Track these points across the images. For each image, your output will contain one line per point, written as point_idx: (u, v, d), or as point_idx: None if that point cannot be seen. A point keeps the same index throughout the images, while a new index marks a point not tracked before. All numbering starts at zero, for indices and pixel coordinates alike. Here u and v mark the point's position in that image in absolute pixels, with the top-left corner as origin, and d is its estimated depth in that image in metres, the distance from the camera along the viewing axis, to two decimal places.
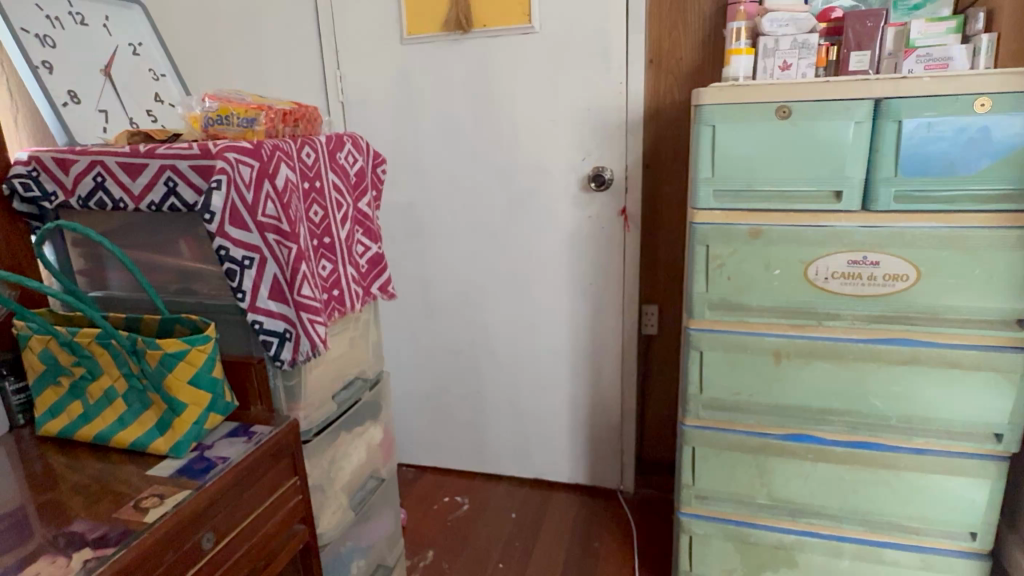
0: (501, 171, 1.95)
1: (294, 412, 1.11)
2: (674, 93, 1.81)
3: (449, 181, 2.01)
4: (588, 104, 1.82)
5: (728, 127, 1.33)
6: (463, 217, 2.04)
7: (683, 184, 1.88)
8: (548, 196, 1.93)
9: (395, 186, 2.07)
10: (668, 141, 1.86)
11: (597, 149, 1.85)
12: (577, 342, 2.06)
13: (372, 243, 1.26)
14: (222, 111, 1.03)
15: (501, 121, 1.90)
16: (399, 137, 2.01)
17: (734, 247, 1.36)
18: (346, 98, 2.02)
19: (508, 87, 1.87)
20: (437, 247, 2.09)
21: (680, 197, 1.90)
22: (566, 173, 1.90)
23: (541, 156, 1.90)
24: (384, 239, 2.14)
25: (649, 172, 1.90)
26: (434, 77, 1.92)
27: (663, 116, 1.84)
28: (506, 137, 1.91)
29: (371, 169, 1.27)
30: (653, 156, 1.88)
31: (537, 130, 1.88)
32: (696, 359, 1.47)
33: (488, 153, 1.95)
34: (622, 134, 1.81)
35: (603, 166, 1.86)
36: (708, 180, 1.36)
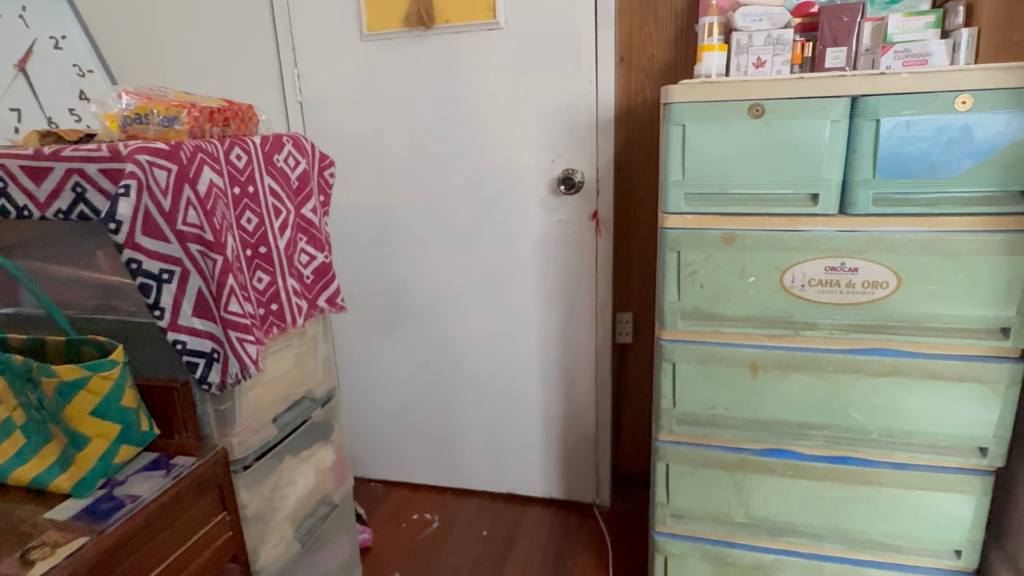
0: (468, 174, 1.87)
1: (226, 437, 1.00)
2: (646, 93, 1.74)
3: (414, 186, 1.92)
4: (557, 104, 1.74)
5: (699, 127, 1.25)
6: (429, 223, 1.95)
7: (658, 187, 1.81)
8: (518, 199, 1.85)
9: (357, 191, 1.98)
10: (640, 144, 1.78)
11: (567, 151, 1.77)
12: (549, 351, 1.97)
13: (318, 252, 1.17)
14: (140, 109, 0.94)
15: (466, 122, 1.82)
16: (360, 140, 1.92)
17: (707, 253, 1.29)
18: (304, 97, 1.92)
19: (474, 87, 1.78)
20: (403, 254, 2.01)
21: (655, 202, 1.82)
22: (535, 175, 1.81)
23: (509, 159, 1.82)
24: (348, 246, 2.05)
25: (621, 175, 1.82)
26: (396, 76, 1.83)
27: (637, 116, 1.76)
28: (471, 138, 1.83)
29: (316, 172, 1.18)
30: (625, 158, 1.81)
31: (504, 132, 1.80)
32: (669, 372, 1.39)
33: (454, 156, 1.86)
34: (592, 135, 1.74)
35: (572, 168, 1.78)
36: (679, 182, 1.29)
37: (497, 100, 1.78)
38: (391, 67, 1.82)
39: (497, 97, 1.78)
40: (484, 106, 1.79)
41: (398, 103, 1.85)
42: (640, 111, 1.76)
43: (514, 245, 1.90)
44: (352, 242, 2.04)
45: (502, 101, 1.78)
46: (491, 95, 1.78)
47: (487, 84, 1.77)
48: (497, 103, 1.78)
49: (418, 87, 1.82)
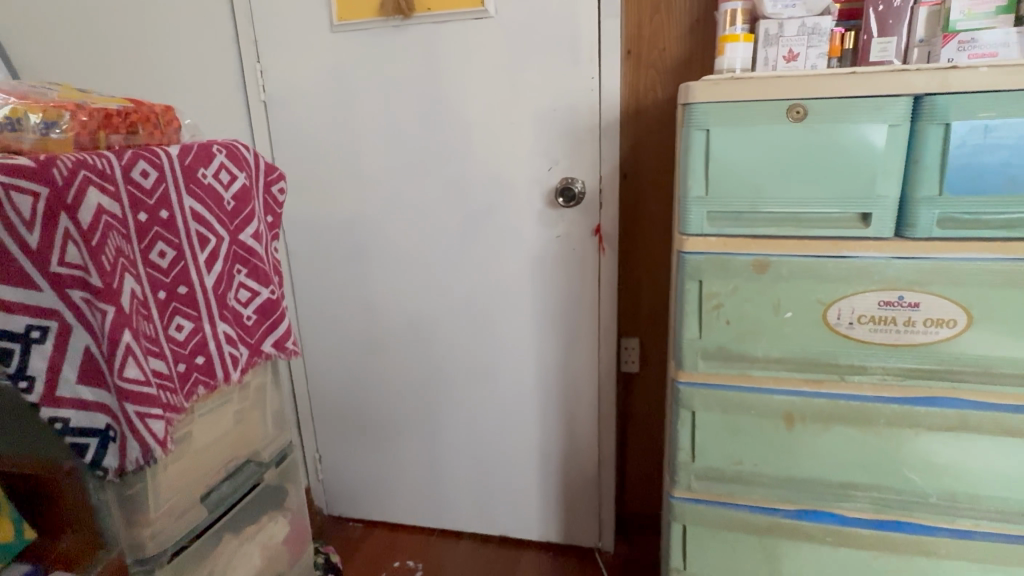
0: (454, 183, 1.65)
1: (139, 533, 0.79)
2: (657, 91, 1.52)
3: (393, 196, 1.71)
4: (554, 104, 1.52)
5: (726, 132, 1.04)
6: (411, 238, 1.73)
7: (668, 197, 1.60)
8: (510, 212, 1.63)
9: (330, 202, 1.76)
10: (650, 149, 1.57)
11: (565, 158, 1.55)
12: (546, 380, 1.76)
13: (261, 287, 0.95)
14: (11, 112, 0.72)
15: (451, 124, 1.60)
16: (333, 144, 1.70)
17: (734, 283, 1.08)
18: (268, 96, 1.70)
19: (459, 85, 1.57)
20: (382, 273, 1.79)
21: (665, 215, 1.61)
22: (530, 185, 1.60)
23: (501, 167, 1.61)
24: (321, 262, 1.83)
25: (628, 184, 1.61)
26: (372, 73, 1.61)
27: (646, 118, 1.55)
28: (458, 143, 1.61)
29: (260, 188, 0.97)
30: (632, 166, 1.59)
31: (495, 136, 1.59)
32: (687, 421, 1.18)
33: (438, 163, 1.64)
34: (594, 140, 1.52)
35: (572, 177, 1.56)
36: (701, 199, 1.08)
37: (486, 99, 1.56)
38: (366, 62, 1.61)
39: (486, 96, 1.56)
40: (471, 107, 1.58)
41: (375, 102, 1.63)
42: (649, 112, 1.54)
43: (507, 263, 1.68)
44: (325, 259, 1.83)
45: (492, 100, 1.56)
46: (479, 94, 1.56)
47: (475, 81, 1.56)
48: (486, 103, 1.56)
49: (396, 84, 1.60)
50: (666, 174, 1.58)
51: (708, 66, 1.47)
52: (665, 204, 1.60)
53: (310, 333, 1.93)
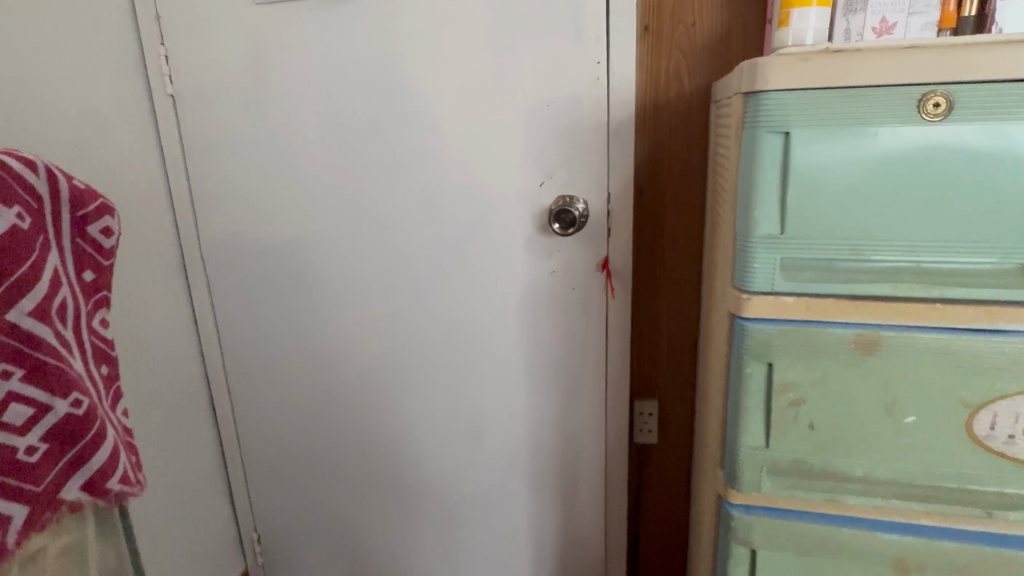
0: (419, 202, 1.26)
1: None
2: (683, 80, 1.14)
3: (341, 218, 1.32)
4: (548, 97, 1.14)
5: (817, 136, 0.66)
6: (364, 271, 1.35)
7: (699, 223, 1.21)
8: (492, 239, 1.25)
9: (262, 225, 1.38)
10: (673, 158, 1.18)
11: (563, 168, 1.17)
12: (537, 453, 1.38)
13: (54, 397, 0.68)
14: None
15: (414, 125, 1.22)
16: (263, 152, 1.32)
17: (825, 369, 0.70)
18: (176, 89, 1.32)
19: (423, 73, 1.19)
20: (329, 314, 1.41)
21: (693, 244, 1.22)
22: (517, 204, 1.21)
23: (479, 180, 1.22)
24: (254, 301, 1.45)
25: (643, 203, 1.22)
26: (310, 58, 1.23)
27: (668, 116, 1.16)
28: (424, 149, 1.23)
29: (66, 247, 0.72)
30: (650, 179, 1.20)
31: (470, 140, 1.20)
32: (743, 562, 0.80)
33: (397, 174, 1.26)
34: (601, 147, 1.14)
35: (573, 196, 1.17)
36: (773, 240, 0.69)
37: (458, 92, 1.18)
38: (302, 42, 1.22)
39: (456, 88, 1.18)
40: (440, 102, 1.20)
41: (315, 97, 1.25)
42: (673, 108, 1.16)
43: (487, 306, 1.29)
44: (258, 296, 1.44)
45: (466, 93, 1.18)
46: (449, 84, 1.18)
47: (443, 69, 1.17)
48: (459, 97, 1.18)
49: (341, 74, 1.22)
50: (695, 190, 1.19)
51: (754, 46, 1.10)
52: (695, 230, 1.22)
53: (241, 388, 1.53)
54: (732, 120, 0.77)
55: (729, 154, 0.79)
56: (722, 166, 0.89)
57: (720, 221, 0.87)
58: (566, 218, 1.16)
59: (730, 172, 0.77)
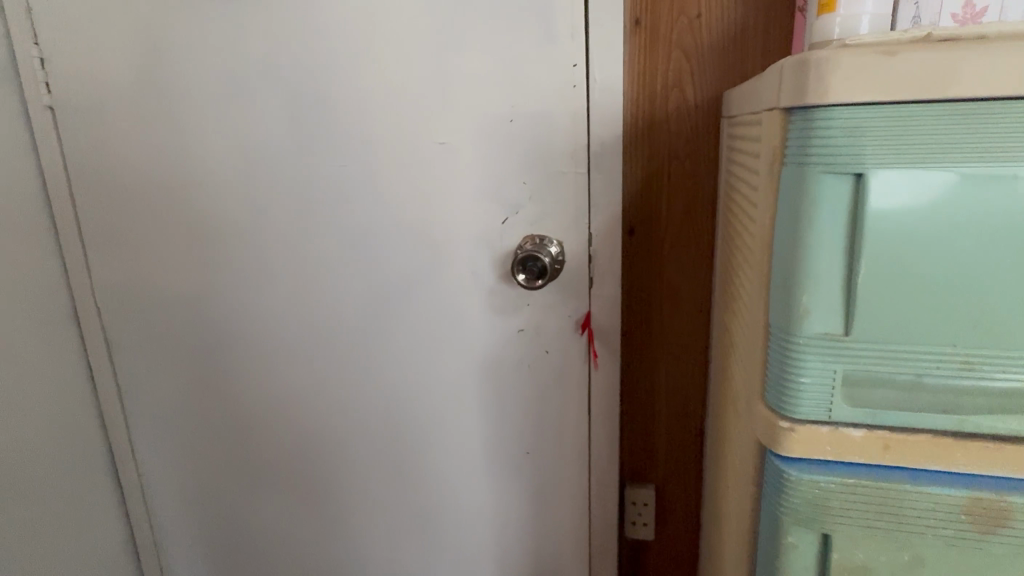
0: (354, 243, 0.99)
1: None
2: (685, 88, 0.87)
3: (259, 262, 1.05)
4: (511, 109, 0.88)
5: (909, 182, 0.40)
6: (291, 327, 1.08)
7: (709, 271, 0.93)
8: (445, 292, 0.98)
9: (164, 269, 1.11)
10: (673, 190, 0.91)
11: (532, 200, 0.91)
12: (506, 550, 1.11)
13: None
14: None
15: (342, 147, 0.95)
16: (162, 178, 1.05)
17: (914, 548, 0.45)
18: (54, 99, 1.04)
19: (352, 79, 0.92)
20: (251, 378, 1.13)
21: (700, 301, 0.95)
22: (475, 248, 0.94)
23: (426, 217, 0.95)
24: (158, 361, 1.17)
25: (634, 246, 0.95)
26: (212, 60, 0.96)
27: (665, 134, 0.89)
28: (357, 178, 0.96)
29: None
30: (642, 216, 0.93)
31: (414, 165, 0.93)
32: None
33: (326, 209, 0.99)
34: (582, 175, 0.88)
35: (544, 236, 0.91)
36: (833, 342, 0.43)
37: (397, 104, 0.91)
38: (202, 39, 0.96)
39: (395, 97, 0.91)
40: (375, 118, 0.92)
41: (219, 108, 0.98)
42: (672, 124, 0.89)
43: (442, 374, 1.03)
44: (164, 355, 1.16)
45: (407, 104, 0.91)
46: (386, 95, 0.91)
47: (378, 74, 0.91)
48: (398, 111, 0.91)
49: (251, 80, 0.96)
50: (702, 231, 0.92)
51: (778, 46, 0.83)
52: (702, 282, 0.94)
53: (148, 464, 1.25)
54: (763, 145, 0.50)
55: (757, 196, 0.52)
56: (743, 206, 0.63)
57: (743, 286, 0.60)
58: (534, 265, 0.89)
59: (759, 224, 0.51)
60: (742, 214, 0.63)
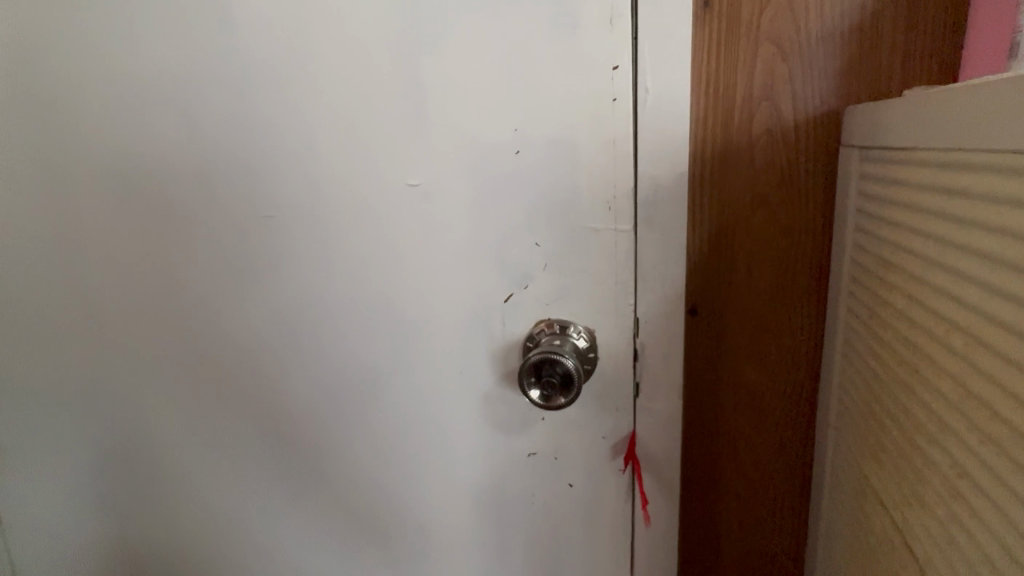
0: (294, 330, 0.68)
1: None
2: (780, 104, 0.58)
3: (156, 359, 0.72)
4: (519, 140, 0.59)
5: None
6: (206, 447, 0.74)
7: (810, 377, 0.63)
8: (424, 398, 0.67)
9: (16, 367, 0.75)
10: (761, 256, 0.61)
11: (552, 272, 0.61)
12: None
13: None
14: None
15: (272, 193, 0.64)
16: (9, 241, 0.71)
17: None
18: None
19: (281, 94, 0.61)
20: (154, 519, 0.79)
21: (797, 419, 0.64)
22: (468, 338, 0.64)
23: (395, 294, 0.65)
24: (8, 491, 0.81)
25: (701, 337, 0.64)
26: (73, 66, 0.64)
27: (750, 172, 0.59)
28: (294, 237, 0.65)
29: None
30: (714, 294, 0.62)
31: (377, 220, 0.63)
32: None
33: (251, 282, 0.67)
34: (628, 238, 0.59)
35: (568, 322, 0.61)
36: None
37: (350, 131, 0.61)
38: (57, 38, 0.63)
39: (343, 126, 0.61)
40: (318, 151, 0.62)
41: (89, 139, 0.66)
42: (760, 157, 0.59)
43: (424, 515, 0.71)
44: (25, 486, 0.80)
45: (366, 128, 0.61)
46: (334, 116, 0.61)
47: (320, 85, 0.60)
48: (354, 141, 0.61)
49: (128, 95, 0.64)
50: (806, 317, 0.62)
51: (925, 48, 0.55)
52: (802, 392, 0.63)
53: None
54: (1001, 198, 0.31)
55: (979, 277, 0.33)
56: (929, 280, 0.40)
57: (932, 413, 0.38)
58: (553, 374, 0.57)
59: (991, 325, 0.32)
60: (905, 287, 0.43)
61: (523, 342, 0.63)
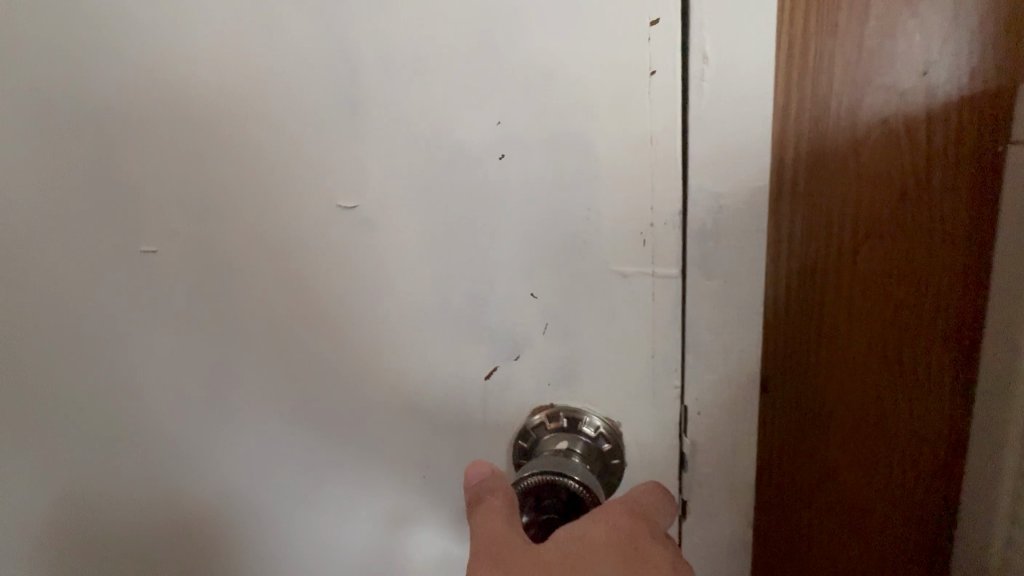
0: (198, 407, 0.48)
1: None
2: (902, 91, 0.38)
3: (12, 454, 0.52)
4: (500, 144, 0.38)
5: None
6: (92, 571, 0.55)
7: (925, 465, 0.44)
8: (378, 507, 0.48)
9: None
10: (872, 315, 0.42)
11: (556, 338, 0.41)
12: None
13: None
14: None
15: (150, 218, 0.44)
16: None
17: None
18: None
19: (154, 74, 0.41)
20: None
21: (913, 532, 0.46)
22: (437, 428, 0.45)
23: (328, 364, 0.45)
24: None
25: (781, 428, 0.44)
26: None
27: (858, 195, 0.40)
28: (186, 281, 0.45)
29: None
30: (800, 368, 0.43)
31: (300, 258, 0.43)
32: None
33: (131, 354, 0.48)
34: (669, 287, 0.38)
35: (583, 409, 0.42)
36: None
37: (252, 125, 0.41)
38: None
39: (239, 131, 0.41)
40: (210, 157, 0.42)
41: None
42: (874, 171, 0.39)
43: None
44: None
45: (275, 123, 0.40)
46: (229, 105, 0.41)
47: (208, 58, 0.40)
48: (257, 142, 0.41)
49: None
50: (922, 385, 0.43)
51: None
52: (921, 497, 0.45)
53: None
54: None
55: None
56: None
57: None
58: (551, 505, 0.37)
59: None
60: None
61: (516, 443, 0.43)
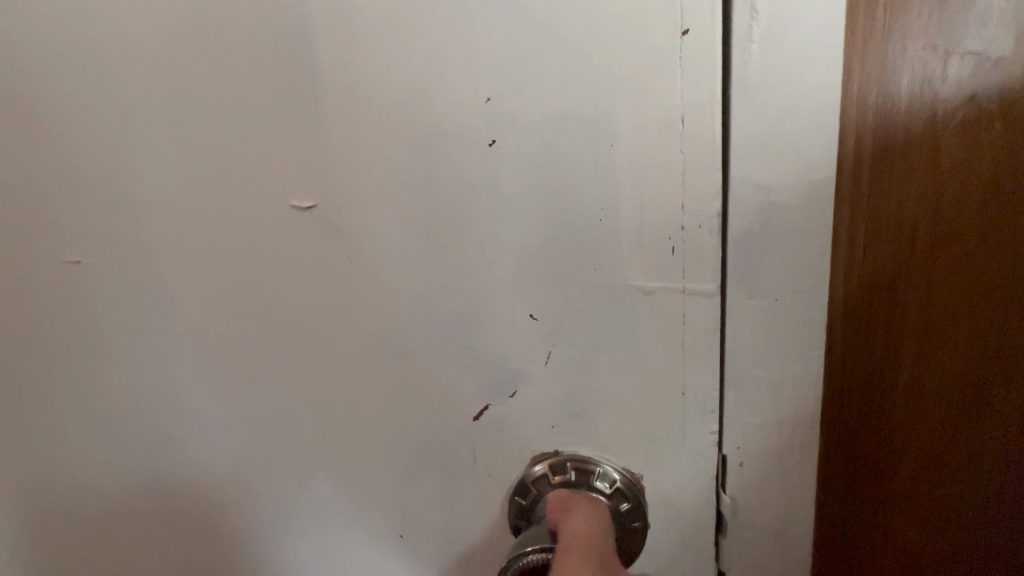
0: (131, 451, 0.40)
1: None
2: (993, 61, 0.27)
3: None
4: (485, 126, 0.30)
5: None
6: None
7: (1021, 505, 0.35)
8: (357, 562, 0.40)
9: None
10: (944, 327, 0.31)
11: (563, 371, 0.33)
12: None
13: None
14: None
15: (63, 223, 0.36)
16: None
17: None
18: None
19: (48, 44, 0.32)
20: None
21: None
22: (417, 476, 0.36)
23: (284, 395, 0.37)
24: None
25: (823, 475, 0.34)
26: None
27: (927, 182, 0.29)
28: (111, 299, 0.37)
29: None
30: (849, 401, 0.33)
31: (245, 273, 0.35)
32: None
33: (42, 390, 0.39)
34: (708, 310, 0.30)
35: (592, 457, 0.34)
36: None
37: (177, 108, 0.32)
38: None
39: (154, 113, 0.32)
40: (129, 147, 0.34)
41: None
42: (953, 154, 0.29)
43: None
44: None
45: (207, 103, 0.32)
46: (146, 84, 0.32)
47: (112, 21, 0.31)
48: (184, 128, 0.33)
49: None
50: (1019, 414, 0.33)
51: None
52: (990, 540, 0.35)
53: None
54: None
55: None
56: None
57: None
58: None
59: None
60: None
61: (512, 500, 0.35)
